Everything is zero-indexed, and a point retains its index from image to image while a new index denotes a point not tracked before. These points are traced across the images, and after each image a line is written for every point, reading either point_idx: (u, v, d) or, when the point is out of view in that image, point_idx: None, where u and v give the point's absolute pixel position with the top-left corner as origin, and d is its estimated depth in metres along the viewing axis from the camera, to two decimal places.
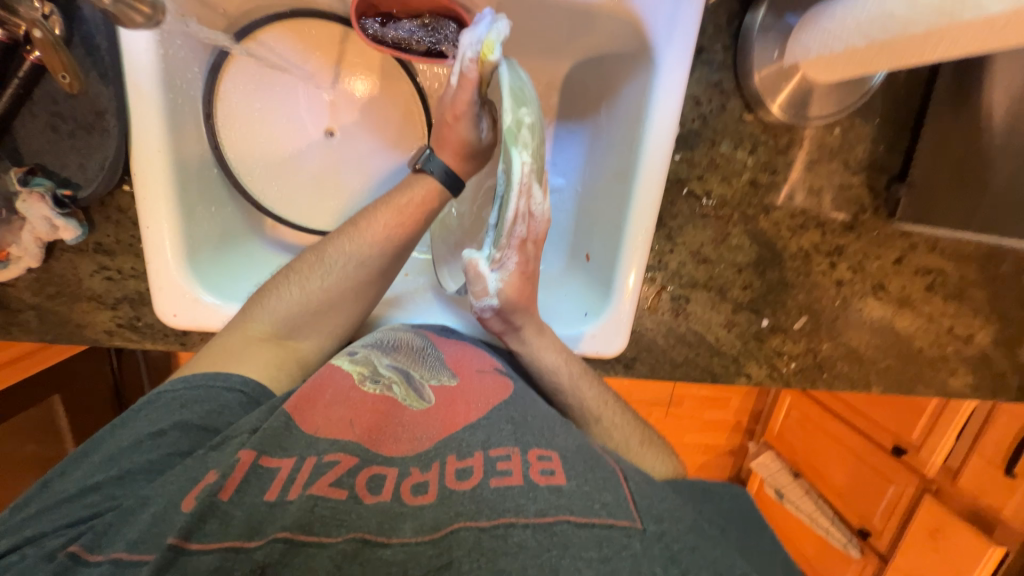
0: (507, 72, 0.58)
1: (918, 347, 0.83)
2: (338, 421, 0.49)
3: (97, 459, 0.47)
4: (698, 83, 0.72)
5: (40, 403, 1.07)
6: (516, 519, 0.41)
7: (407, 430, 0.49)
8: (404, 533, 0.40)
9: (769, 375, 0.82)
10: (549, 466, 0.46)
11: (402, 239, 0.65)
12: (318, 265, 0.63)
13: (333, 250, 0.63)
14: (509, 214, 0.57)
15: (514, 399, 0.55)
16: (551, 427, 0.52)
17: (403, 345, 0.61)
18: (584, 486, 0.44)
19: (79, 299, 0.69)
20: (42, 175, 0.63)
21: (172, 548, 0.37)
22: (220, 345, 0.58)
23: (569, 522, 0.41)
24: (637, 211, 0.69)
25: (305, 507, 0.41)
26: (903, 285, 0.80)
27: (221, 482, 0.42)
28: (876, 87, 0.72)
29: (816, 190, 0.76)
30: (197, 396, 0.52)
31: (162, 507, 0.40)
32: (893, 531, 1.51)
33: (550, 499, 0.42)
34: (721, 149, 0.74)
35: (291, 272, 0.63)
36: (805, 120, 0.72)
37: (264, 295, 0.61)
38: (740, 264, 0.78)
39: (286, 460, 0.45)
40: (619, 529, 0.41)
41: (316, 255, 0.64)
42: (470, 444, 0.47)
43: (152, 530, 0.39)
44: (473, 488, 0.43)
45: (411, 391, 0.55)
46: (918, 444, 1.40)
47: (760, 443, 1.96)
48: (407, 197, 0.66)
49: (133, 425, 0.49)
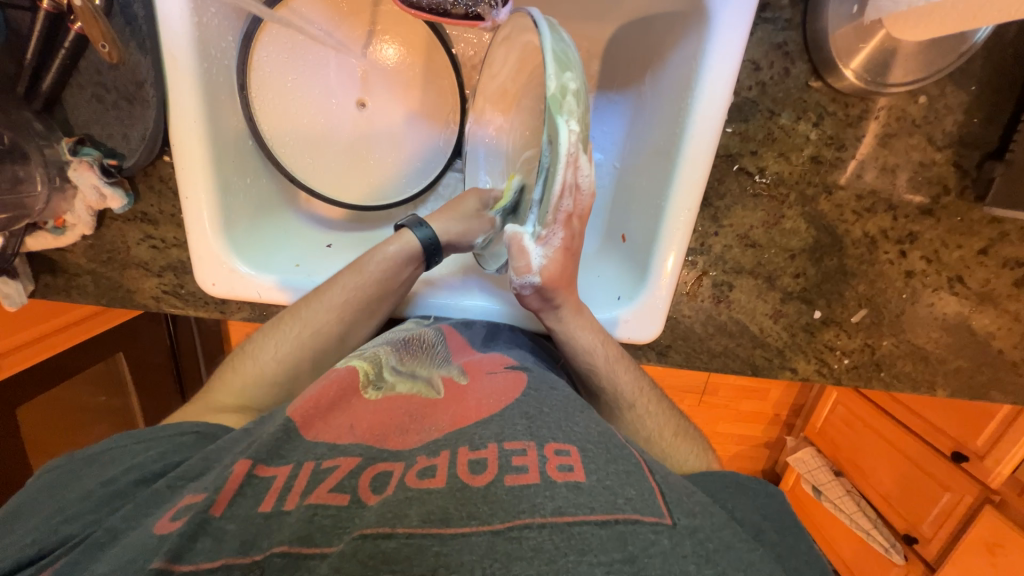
0: (546, 32, 0.52)
1: (998, 349, 0.73)
2: (337, 427, 0.50)
3: (52, 507, 0.47)
4: (759, 45, 0.65)
5: (106, 358, 1.17)
6: (531, 520, 0.38)
7: (415, 424, 0.50)
8: (410, 523, 0.39)
9: (819, 371, 0.76)
10: (567, 462, 0.44)
11: (363, 296, 0.66)
12: (279, 327, 0.65)
13: (294, 313, 0.65)
14: (556, 187, 0.50)
15: (528, 395, 0.53)
16: (567, 415, 0.51)
17: (411, 342, 0.62)
18: (606, 480, 0.42)
19: (129, 266, 0.72)
20: (91, 145, 0.66)
21: (159, 572, 0.37)
22: (193, 404, 0.63)
23: (588, 523, 0.38)
24: (680, 189, 0.64)
25: (304, 517, 0.40)
26: (986, 279, 0.71)
27: (213, 496, 0.42)
28: (979, 45, 0.62)
29: (889, 168, 0.67)
30: (160, 439, 0.54)
31: (132, 541, 0.42)
32: (943, 540, 1.41)
33: (569, 497, 0.40)
34: (781, 121, 0.67)
35: (257, 336, 0.67)
36: (884, 87, 0.63)
37: (236, 360, 0.66)
38: (793, 249, 0.71)
39: (281, 468, 0.45)
40: (646, 524, 0.39)
41: (280, 319, 0.66)
42: (483, 437, 0.47)
43: (125, 562, 0.39)
44: (486, 486, 0.41)
45: (420, 384, 0.57)
46: (982, 453, 1.28)
47: (800, 438, 1.87)
48: (372, 255, 0.67)
49: (93, 473, 0.51)
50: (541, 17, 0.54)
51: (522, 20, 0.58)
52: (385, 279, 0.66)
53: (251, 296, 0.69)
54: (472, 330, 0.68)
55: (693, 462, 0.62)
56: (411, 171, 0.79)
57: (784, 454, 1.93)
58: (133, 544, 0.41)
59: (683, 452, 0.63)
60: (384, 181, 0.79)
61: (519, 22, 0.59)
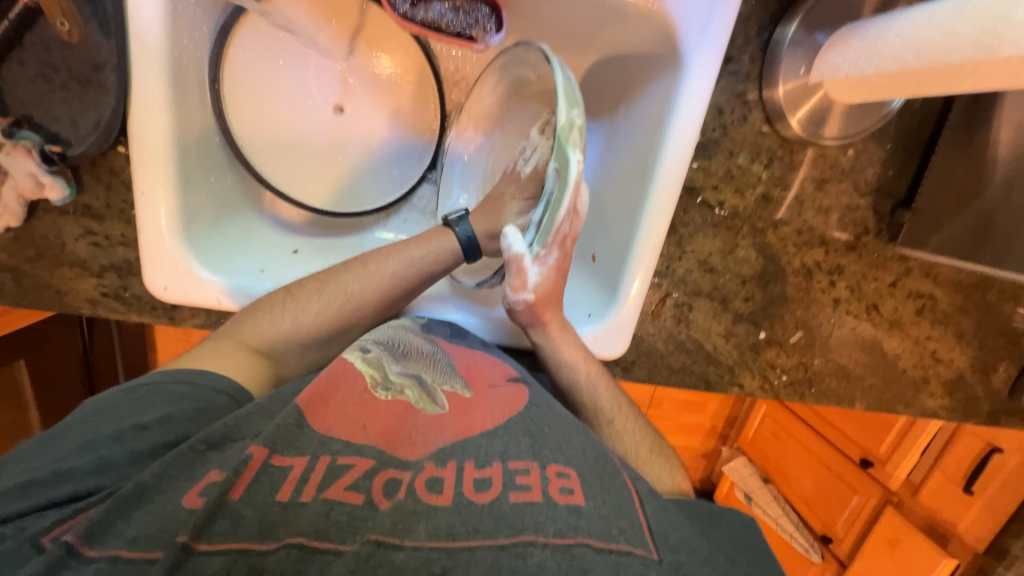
0: (557, 68, 0.59)
1: (903, 368, 0.85)
2: (350, 423, 0.51)
3: (70, 443, 0.45)
4: (722, 92, 0.72)
5: (4, 368, 1.01)
6: (535, 538, 0.42)
7: (421, 435, 0.51)
8: (417, 536, 0.41)
9: (762, 386, 0.83)
10: (567, 484, 0.47)
11: (408, 287, 0.65)
12: (320, 293, 0.63)
13: (337, 283, 0.63)
14: (560, 214, 0.57)
15: (530, 410, 0.57)
16: (566, 437, 0.54)
17: (413, 350, 0.62)
18: (601, 508, 0.46)
19: (62, 264, 0.65)
20: (29, 127, 0.60)
21: (183, 547, 0.38)
22: (210, 348, 0.58)
23: (587, 546, 0.42)
24: (650, 216, 0.69)
25: (321, 512, 0.42)
26: (895, 307, 0.82)
27: (232, 479, 0.42)
28: (894, 112, 0.73)
29: (823, 209, 0.77)
30: (170, 396, 0.51)
31: (160, 506, 0.41)
32: (853, 539, 1.59)
33: (569, 520, 0.44)
34: (738, 161, 0.74)
35: (290, 296, 0.62)
36: (820, 139, 0.72)
37: (263, 317, 0.61)
38: (744, 275, 0.78)
39: (297, 458, 0.46)
40: (636, 556, 0.42)
41: (319, 283, 0.63)
42: (489, 453, 0.49)
43: (152, 528, 0.39)
44: (491, 502, 0.44)
45: (423, 395, 0.56)
46: (885, 458, 1.45)
47: (733, 448, 2.00)
48: (419, 250, 0.65)
49: (112, 413, 0.49)
50: (555, 58, 0.59)
51: (532, 52, 0.64)
52: (433, 267, 0.65)
53: (208, 302, 0.64)
54: (466, 338, 0.68)
55: (664, 478, 0.67)
56: (384, 180, 0.78)
57: (720, 464, 2.04)
58: (160, 513, 0.40)
59: (658, 468, 0.68)
60: (358, 188, 0.77)
61: (520, 55, 0.67)
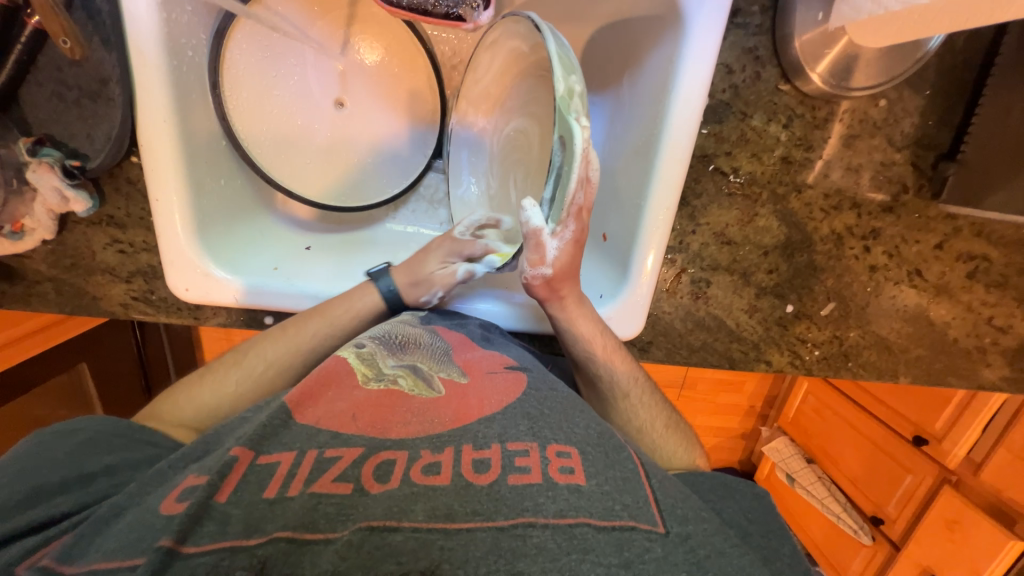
0: (551, 36, 0.54)
1: (952, 338, 0.78)
2: (340, 414, 0.51)
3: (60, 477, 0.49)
4: (731, 49, 0.67)
5: (68, 371, 1.10)
6: (535, 519, 0.41)
7: (417, 415, 0.51)
8: (416, 517, 0.41)
9: (792, 362, 0.79)
10: (568, 464, 0.46)
11: (323, 348, 0.66)
12: (235, 365, 0.66)
13: (252, 353, 0.66)
14: (572, 185, 0.52)
15: (529, 394, 0.55)
16: (567, 418, 0.53)
17: (410, 342, 0.62)
18: (604, 486, 0.45)
19: (94, 272, 0.69)
20: (51, 144, 0.63)
21: (167, 552, 0.38)
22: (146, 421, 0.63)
23: (588, 525, 0.41)
24: (659, 188, 0.65)
25: (308, 505, 0.42)
26: (942, 272, 0.75)
27: (218, 483, 0.44)
28: (933, 51, 0.65)
29: (854, 167, 0.71)
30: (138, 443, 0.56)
31: (138, 518, 0.43)
32: (906, 521, 1.49)
33: (570, 500, 0.43)
34: (753, 122, 0.69)
35: (209, 370, 0.67)
36: (847, 90, 0.66)
37: (185, 393, 0.65)
38: (766, 246, 0.74)
39: (285, 455, 0.47)
40: (640, 531, 0.41)
41: (237, 355, 0.67)
42: (487, 436, 0.48)
43: (129, 537, 0.41)
44: (490, 484, 0.44)
45: (420, 382, 0.56)
46: (940, 435, 1.35)
47: (775, 428, 1.94)
48: (342, 306, 0.67)
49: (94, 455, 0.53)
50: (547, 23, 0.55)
51: (514, 26, 0.61)
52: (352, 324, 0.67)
53: (225, 301, 0.67)
54: (468, 327, 0.68)
55: (680, 455, 0.66)
56: (388, 172, 0.78)
57: (760, 444, 1.99)
58: (138, 524, 0.42)
59: (673, 444, 0.67)
60: (361, 183, 0.78)
61: (509, 26, 0.62)
